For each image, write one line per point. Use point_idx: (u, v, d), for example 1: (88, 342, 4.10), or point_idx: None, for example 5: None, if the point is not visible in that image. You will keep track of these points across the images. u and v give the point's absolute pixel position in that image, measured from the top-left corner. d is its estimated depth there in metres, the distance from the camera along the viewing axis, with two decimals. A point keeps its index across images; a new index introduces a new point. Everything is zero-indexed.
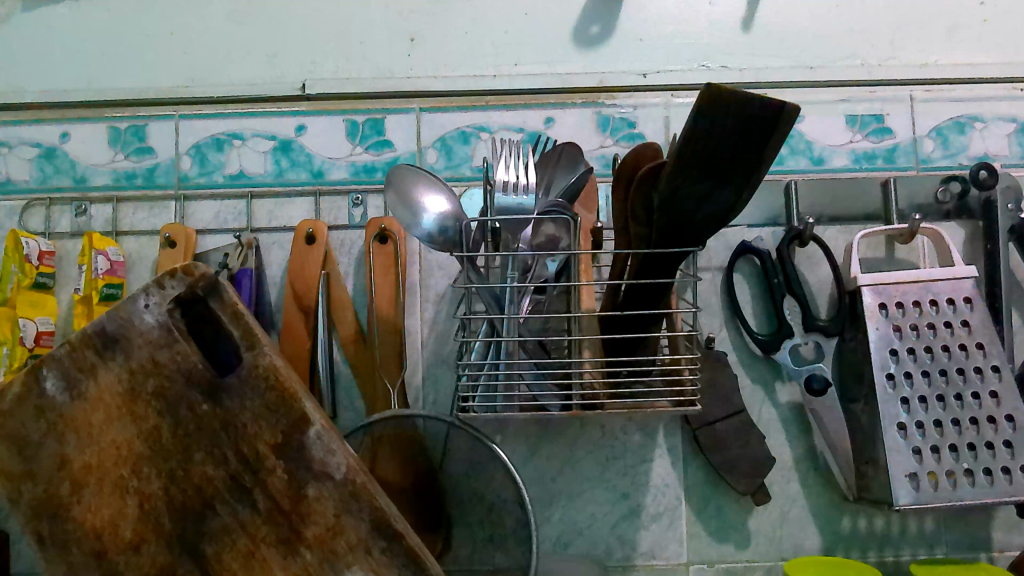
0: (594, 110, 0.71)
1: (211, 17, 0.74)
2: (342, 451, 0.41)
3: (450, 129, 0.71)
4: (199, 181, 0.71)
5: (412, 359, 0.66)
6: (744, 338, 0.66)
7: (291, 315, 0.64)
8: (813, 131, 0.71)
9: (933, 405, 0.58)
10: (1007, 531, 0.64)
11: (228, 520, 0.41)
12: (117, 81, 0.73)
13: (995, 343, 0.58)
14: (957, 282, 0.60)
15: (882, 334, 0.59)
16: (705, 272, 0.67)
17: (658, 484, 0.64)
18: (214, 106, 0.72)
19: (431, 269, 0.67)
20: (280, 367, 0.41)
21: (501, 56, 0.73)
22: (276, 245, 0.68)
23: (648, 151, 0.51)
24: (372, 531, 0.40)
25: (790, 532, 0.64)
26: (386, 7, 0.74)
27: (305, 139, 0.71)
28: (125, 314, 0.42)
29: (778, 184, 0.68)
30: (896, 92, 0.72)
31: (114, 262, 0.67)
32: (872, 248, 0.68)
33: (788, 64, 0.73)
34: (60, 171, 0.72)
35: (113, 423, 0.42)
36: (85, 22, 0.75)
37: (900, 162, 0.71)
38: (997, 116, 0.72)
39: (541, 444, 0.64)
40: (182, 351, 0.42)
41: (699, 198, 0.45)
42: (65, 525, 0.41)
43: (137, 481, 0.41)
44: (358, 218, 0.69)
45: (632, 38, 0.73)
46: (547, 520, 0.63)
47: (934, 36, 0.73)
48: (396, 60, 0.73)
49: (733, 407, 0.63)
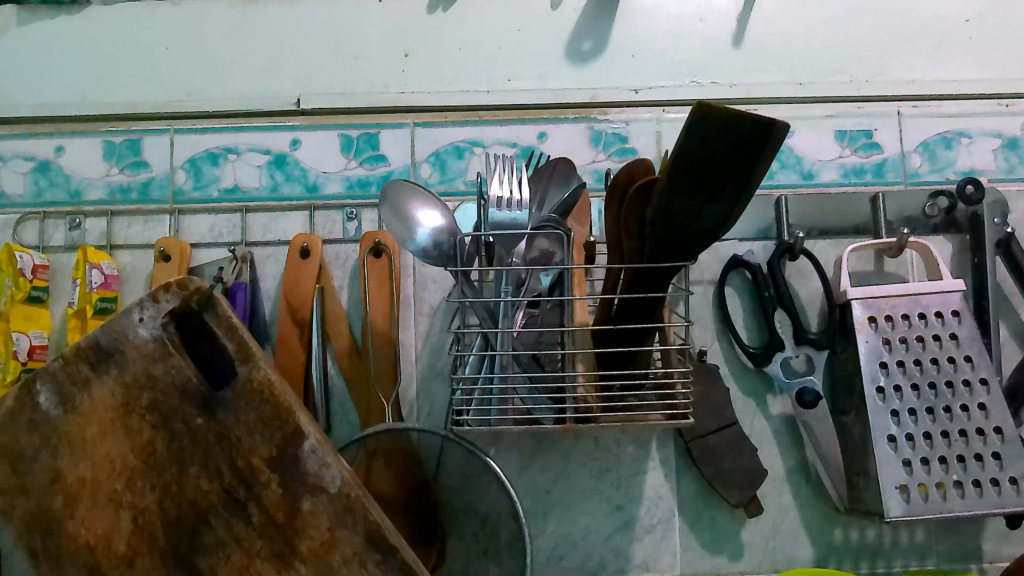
0: (586, 125, 0.72)
1: (206, 32, 0.75)
2: (337, 464, 0.41)
3: (445, 144, 0.71)
4: (193, 195, 0.71)
5: (406, 371, 0.66)
6: (736, 351, 0.66)
7: (285, 328, 0.64)
8: (802, 145, 0.72)
9: (922, 417, 0.58)
10: (998, 541, 0.64)
11: (222, 533, 0.41)
12: (112, 95, 0.74)
13: (983, 356, 0.59)
14: (946, 295, 0.60)
15: (872, 347, 0.60)
16: (697, 285, 0.68)
17: (651, 496, 0.64)
18: (210, 120, 0.73)
19: (426, 283, 0.68)
20: (275, 381, 0.42)
21: (495, 71, 0.74)
22: (270, 259, 0.69)
23: (640, 167, 0.51)
24: (366, 545, 0.40)
25: (784, 544, 0.64)
26: (381, 23, 0.74)
27: (300, 153, 0.72)
28: (119, 328, 0.42)
29: (768, 198, 0.69)
30: (884, 107, 0.73)
31: (108, 276, 0.67)
32: (861, 261, 0.69)
33: (778, 80, 0.74)
34: (55, 185, 0.72)
35: (108, 437, 0.42)
36: (80, 36, 0.75)
37: (888, 177, 0.72)
38: (983, 131, 0.73)
39: (535, 457, 0.65)
40: (176, 365, 0.42)
41: (691, 212, 0.45)
42: (58, 540, 0.41)
43: (131, 495, 0.41)
44: (353, 231, 0.69)
45: (625, 54, 0.74)
46: (541, 532, 0.64)
47: (920, 53, 0.75)
48: (390, 74, 0.74)
49: (725, 419, 0.64)
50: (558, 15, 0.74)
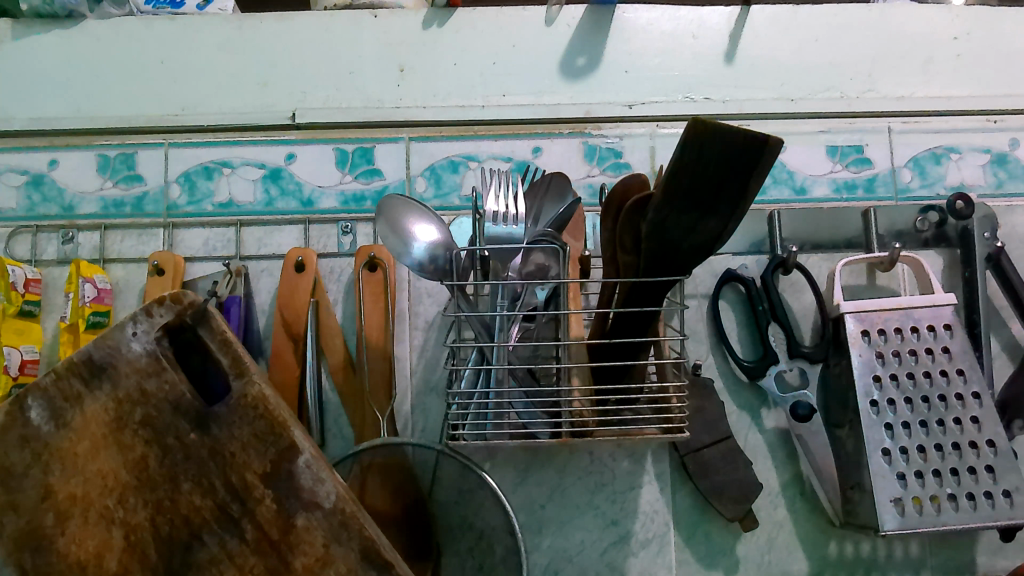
0: (581, 140, 0.72)
1: (201, 47, 0.75)
2: (332, 479, 0.41)
3: (440, 159, 0.72)
4: (188, 209, 0.71)
5: (401, 386, 0.66)
6: (730, 365, 0.67)
7: (280, 343, 0.64)
8: (794, 161, 0.73)
9: (916, 430, 0.58)
10: (992, 555, 0.65)
11: (215, 550, 0.40)
12: (107, 109, 0.74)
13: (976, 369, 0.60)
14: (937, 308, 0.61)
15: (865, 361, 0.60)
16: (691, 299, 0.69)
17: (646, 511, 0.64)
18: (205, 134, 0.73)
19: (421, 297, 0.68)
20: (269, 395, 0.41)
21: (490, 86, 0.74)
22: (265, 273, 0.69)
23: (635, 183, 0.52)
24: (362, 561, 0.40)
25: (779, 558, 0.64)
26: (376, 39, 0.75)
27: (295, 167, 0.72)
28: (112, 342, 0.42)
29: (761, 213, 0.70)
30: (875, 123, 0.74)
31: (101, 290, 0.66)
32: (854, 275, 0.70)
33: (770, 96, 0.74)
34: (48, 199, 0.72)
35: (100, 453, 0.41)
36: (74, 50, 0.75)
37: (880, 192, 0.73)
38: (972, 147, 0.74)
39: (531, 471, 0.65)
40: (170, 380, 0.42)
41: (686, 226, 0.46)
42: (48, 558, 0.40)
43: (123, 511, 0.41)
44: (347, 245, 0.69)
45: (618, 70, 0.74)
46: (537, 547, 0.63)
47: (910, 69, 0.76)
48: (385, 89, 0.74)
49: (720, 433, 0.64)
50: (552, 31, 0.75)
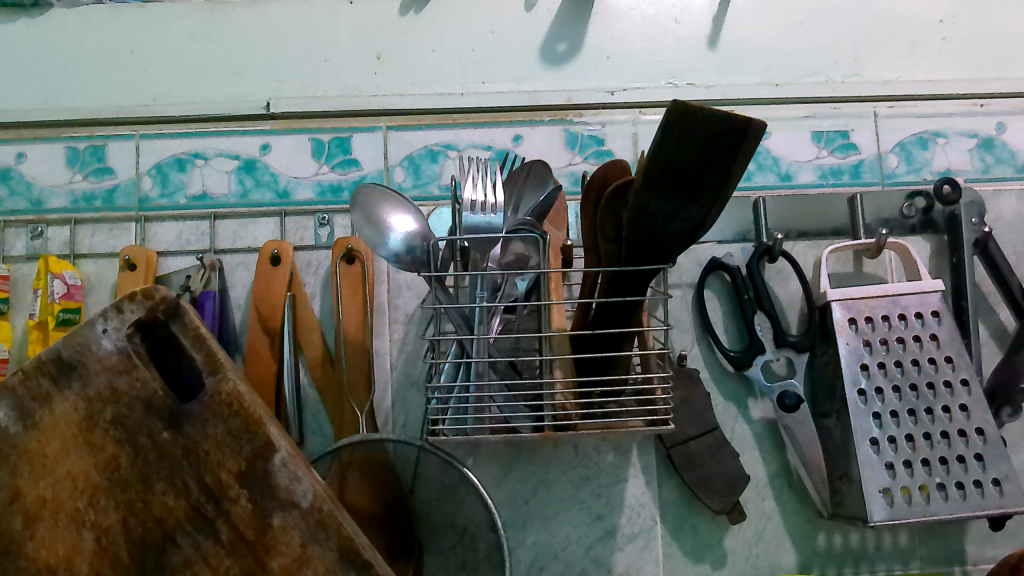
0: (562, 127, 0.71)
1: (173, 35, 0.73)
2: (309, 477, 0.39)
3: (419, 148, 0.70)
4: (160, 202, 0.69)
5: (381, 379, 0.64)
6: (716, 355, 0.66)
7: (256, 338, 0.62)
8: (779, 147, 0.72)
9: (904, 419, 0.58)
10: (980, 543, 0.64)
11: (189, 552, 0.39)
12: (76, 100, 0.72)
13: (963, 356, 0.59)
14: (924, 295, 0.60)
15: (852, 349, 0.59)
16: (676, 288, 0.67)
17: (632, 504, 0.63)
18: (176, 125, 0.71)
19: (401, 289, 0.66)
20: (244, 392, 0.40)
21: (469, 74, 0.73)
22: (240, 267, 0.67)
23: (615, 168, 0.50)
24: (340, 561, 0.39)
25: (766, 550, 0.63)
26: (351, 27, 0.73)
27: (270, 158, 0.70)
28: (82, 340, 0.40)
29: (746, 200, 0.69)
30: (859, 108, 0.73)
31: (71, 286, 0.65)
32: (840, 262, 0.69)
33: (754, 81, 0.73)
34: (15, 193, 0.70)
35: (70, 453, 0.40)
36: (41, 41, 0.73)
37: (866, 177, 0.72)
38: (958, 131, 0.73)
39: (514, 465, 0.63)
40: (141, 378, 0.40)
41: (668, 214, 0.44)
42: (17, 562, 0.38)
43: (94, 513, 0.39)
44: (325, 237, 0.67)
45: (600, 56, 0.73)
46: (522, 543, 0.62)
47: (895, 52, 0.75)
48: (362, 77, 0.72)
49: (705, 424, 0.63)
50: (532, 17, 0.73)
